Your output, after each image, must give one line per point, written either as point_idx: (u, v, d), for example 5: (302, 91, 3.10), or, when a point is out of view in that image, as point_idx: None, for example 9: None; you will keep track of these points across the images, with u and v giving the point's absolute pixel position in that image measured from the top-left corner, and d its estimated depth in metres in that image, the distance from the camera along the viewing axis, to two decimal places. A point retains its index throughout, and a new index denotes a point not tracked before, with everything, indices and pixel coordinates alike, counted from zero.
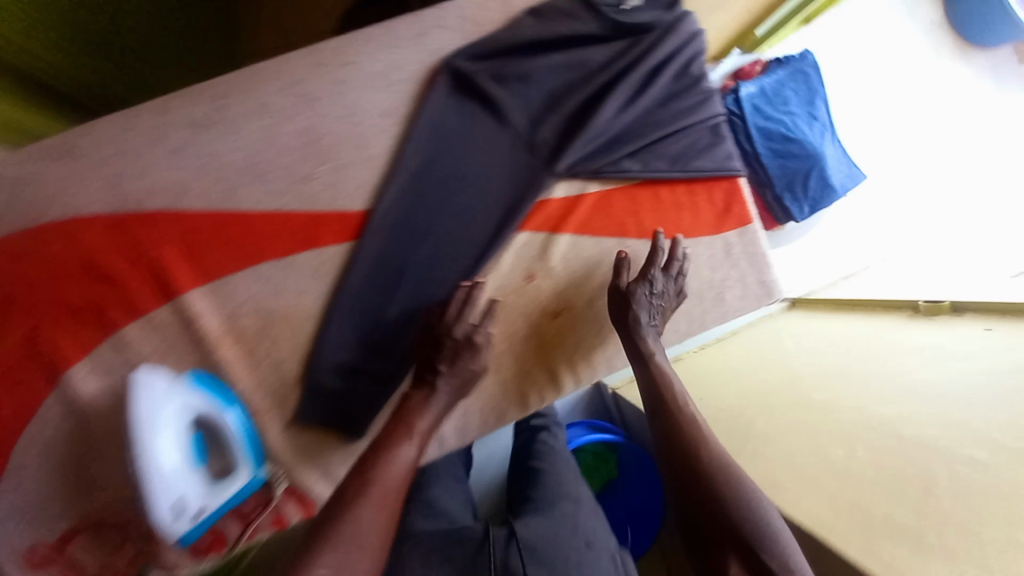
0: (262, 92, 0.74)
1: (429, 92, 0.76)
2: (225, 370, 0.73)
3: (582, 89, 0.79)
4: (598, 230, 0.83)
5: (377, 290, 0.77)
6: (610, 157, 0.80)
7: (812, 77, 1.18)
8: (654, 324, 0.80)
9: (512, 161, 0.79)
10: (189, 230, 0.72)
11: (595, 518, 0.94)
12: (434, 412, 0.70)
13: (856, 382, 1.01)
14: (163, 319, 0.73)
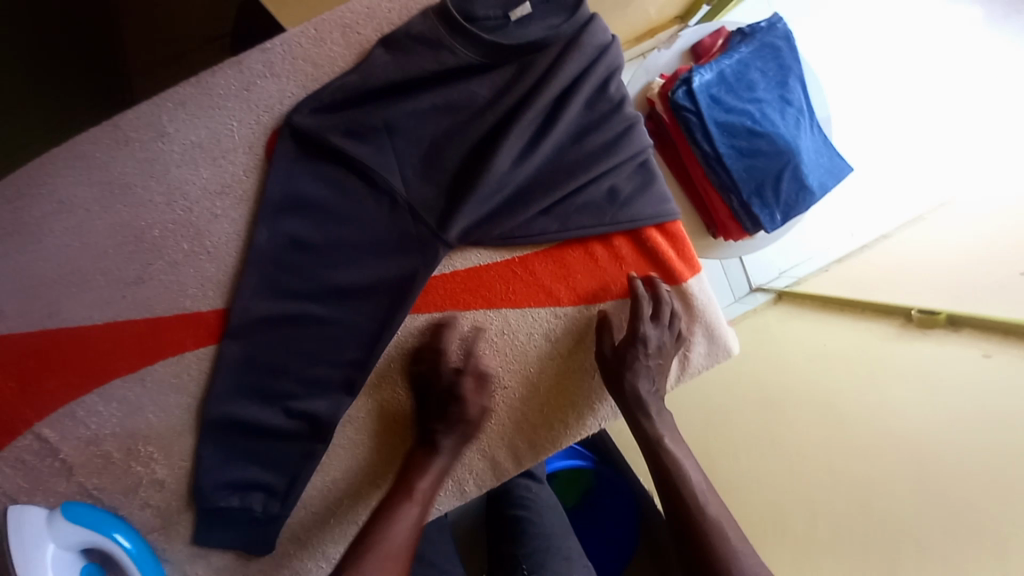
0: (62, 185, 0.61)
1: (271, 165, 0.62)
2: (104, 495, 0.68)
3: (467, 138, 0.63)
4: (514, 299, 0.70)
5: (241, 404, 0.65)
6: (514, 217, 0.65)
7: (783, 51, 0.99)
8: (655, 386, 0.68)
9: (391, 233, 0.63)
10: (19, 357, 0.64)
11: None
12: (416, 520, 0.59)
13: (831, 422, 0.89)
14: (21, 448, 0.67)
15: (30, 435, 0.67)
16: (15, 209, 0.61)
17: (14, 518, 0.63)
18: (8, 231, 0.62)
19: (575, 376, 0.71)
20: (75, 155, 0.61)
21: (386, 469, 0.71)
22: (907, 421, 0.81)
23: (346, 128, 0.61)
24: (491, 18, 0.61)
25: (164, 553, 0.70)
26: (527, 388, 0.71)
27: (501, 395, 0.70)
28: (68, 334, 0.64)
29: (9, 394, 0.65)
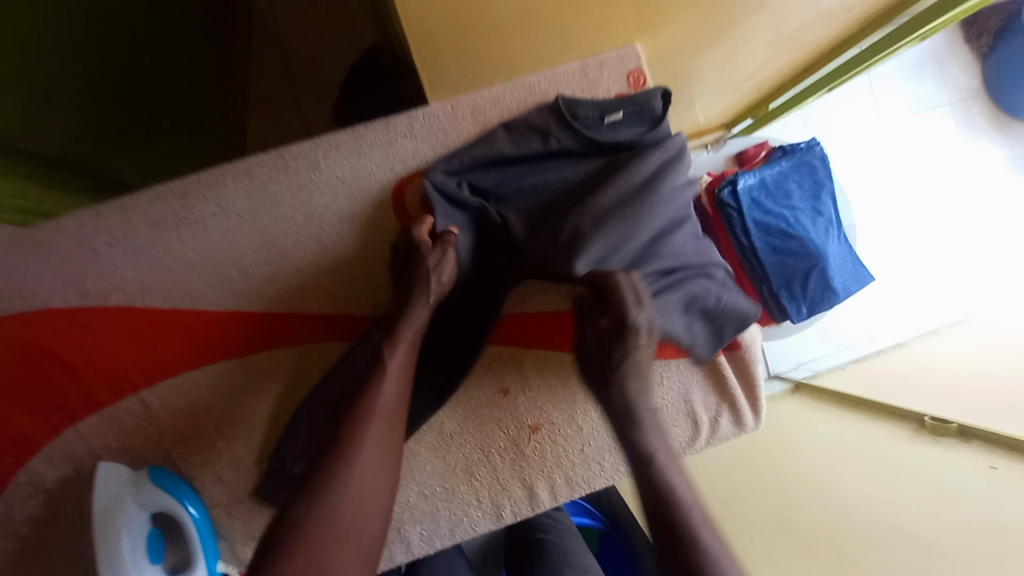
0: (225, 194, 0.75)
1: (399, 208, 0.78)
2: (184, 465, 0.76)
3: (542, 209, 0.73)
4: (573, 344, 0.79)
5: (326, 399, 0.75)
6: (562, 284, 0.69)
7: (818, 170, 1.14)
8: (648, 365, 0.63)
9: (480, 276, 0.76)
10: (151, 329, 0.75)
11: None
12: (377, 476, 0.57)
13: (846, 509, 0.94)
14: (120, 409, 0.76)
15: (134, 398, 0.75)
16: (183, 208, 0.75)
17: (104, 475, 0.69)
18: (172, 224, 0.75)
19: (616, 422, 0.79)
20: (241, 172, 0.75)
21: (434, 481, 0.78)
22: (918, 519, 0.86)
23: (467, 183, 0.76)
24: (592, 120, 0.76)
25: (221, 528, 0.76)
26: (572, 426, 0.79)
27: (548, 429, 0.78)
28: (196, 315, 0.75)
29: (128, 359, 0.75)
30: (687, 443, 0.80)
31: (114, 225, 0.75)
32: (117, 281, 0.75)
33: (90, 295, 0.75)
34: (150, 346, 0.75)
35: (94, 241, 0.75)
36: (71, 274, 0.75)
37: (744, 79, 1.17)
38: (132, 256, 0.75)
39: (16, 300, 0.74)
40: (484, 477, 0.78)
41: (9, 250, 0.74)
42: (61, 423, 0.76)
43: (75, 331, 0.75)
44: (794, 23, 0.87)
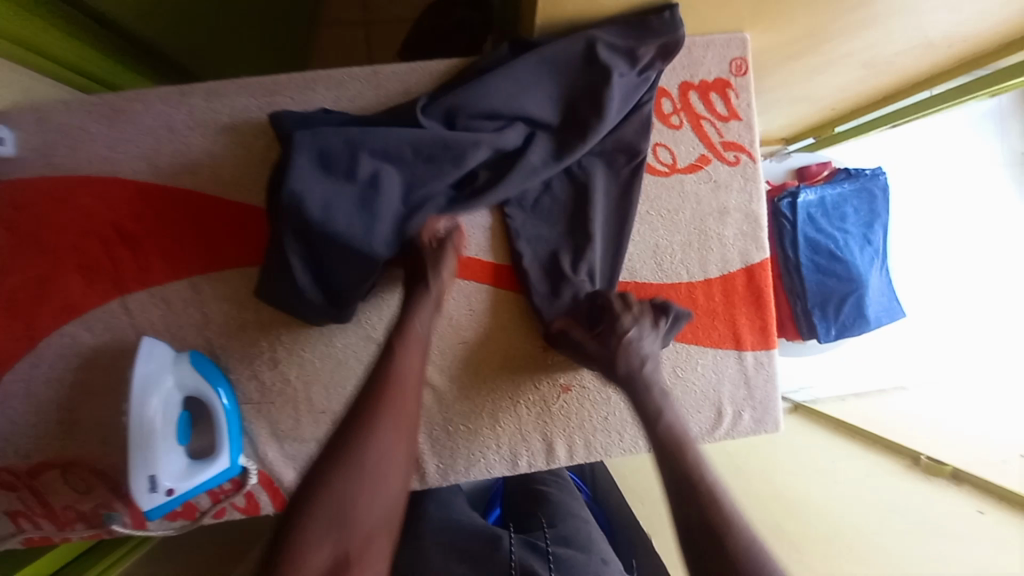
0: (311, 98, 0.74)
1: (471, 87, 0.68)
2: (222, 356, 0.76)
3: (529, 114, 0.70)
4: None
5: (327, 261, 0.69)
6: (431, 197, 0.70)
7: (878, 199, 1.13)
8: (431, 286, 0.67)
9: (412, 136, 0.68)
10: (214, 215, 0.74)
11: (604, 542, 0.86)
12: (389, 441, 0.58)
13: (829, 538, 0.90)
14: (159, 292, 0.75)
15: (186, 283, 0.75)
16: (267, 104, 0.74)
17: (147, 348, 0.69)
18: (253, 118, 0.74)
19: None
20: (330, 80, 0.74)
21: (459, 421, 0.80)
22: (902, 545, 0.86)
23: (505, 82, 0.68)
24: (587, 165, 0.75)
25: (248, 425, 0.77)
26: (601, 394, 0.81)
27: (578, 391, 0.80)
28: (260, 214, 0.75)
29: (186, 245, 0.75)
30: (707, 431, 0.82)
31: (193, 105, 0.74)
32: (185, 163, 0.74)
33: (159, 170, 0.74)
34: (210, 235, 0.75)
35: (172, 118, 0.74)
36: (142, 146, 0.74)
37: (823, 98, 1.13)
38: (204, 141, 0.74)
39: (73, 161, 0.73)
40: (509, 426, 0.80)
41: (91, 112, 0.73)
42: (109, 295, 0.75)
43: (138, 202, 0.74)
44: (893, 46, 0.85)
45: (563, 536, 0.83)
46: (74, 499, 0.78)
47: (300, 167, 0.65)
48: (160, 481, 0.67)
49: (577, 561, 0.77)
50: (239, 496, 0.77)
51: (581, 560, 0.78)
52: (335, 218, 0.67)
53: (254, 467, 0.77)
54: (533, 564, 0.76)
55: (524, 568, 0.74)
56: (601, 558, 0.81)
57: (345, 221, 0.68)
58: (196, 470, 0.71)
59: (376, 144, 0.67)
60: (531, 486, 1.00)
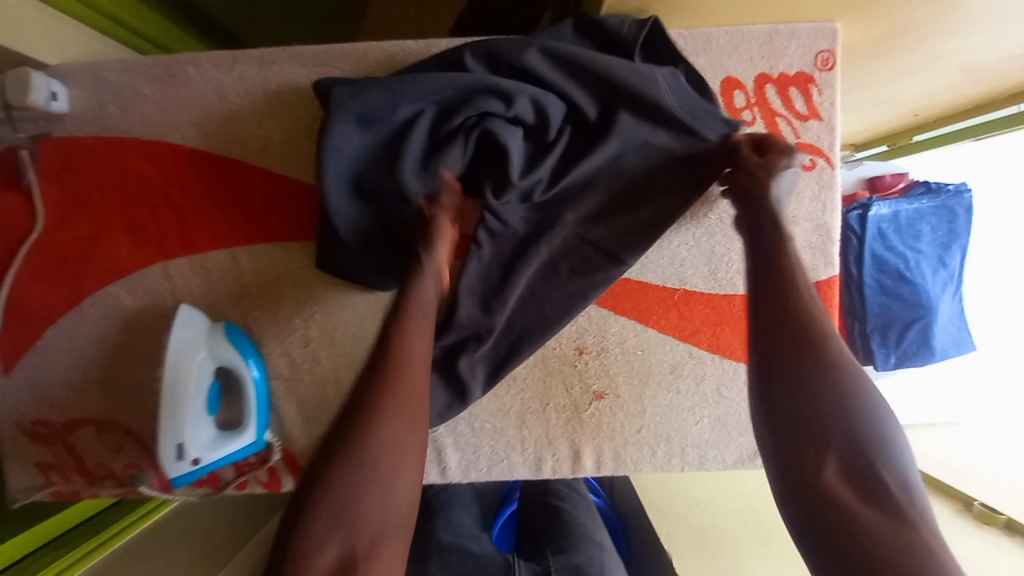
0: (359, 67, 0.71)
1: (527, 56, 0.64)
2: (256, 329, 0.75)
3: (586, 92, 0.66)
4: (623, 309, 0.75)
5: (354, 227, 0.66)
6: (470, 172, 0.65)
7: (960, 219, 1.02)
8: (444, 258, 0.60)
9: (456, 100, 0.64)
10: (257, 186, 0.73)
11: (616, 572, 0.84)
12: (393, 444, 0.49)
13: None
14: (198, 260, 0.74)
15: (225, 253, 0.74)
16: (316, 73, 0.72)
17: (183, 316, 0.69)
18: (301, 87, 0.72)
19: (681, 415, 0.76)
20: (381, 52, 0.71)
21: (485, 418, 0.77)
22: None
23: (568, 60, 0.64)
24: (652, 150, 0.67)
25: (276, 402, 0.76)
26: (636, 405, 0.76)
27: (613, 400, 0.76)
28: (300, 186, 0.73)
29: (227, 213, 0.73)
30: (747, 456, 0.76)
31: (244, 72, 0.72)
32: (232, 131, 0.73)
33: (206, 137, 0.73)
34: (251, 206, 0.73)
35: (222, 83, 0.72)
36: (191, 112, 0.73)
37: (907, 102, 1.03)
38: (251, 109, 0.72)
39: (124, 122, 0.73)
40: (537, 429, 0.77)
41: (143, 73, 0.73)
42: (149, 259, 0.75)
43: (182, 167, 0.73)
44: (1007, 47, 0.76)
45: (572, 565, 0.81)
46: (107, 456, 0.79)
47: (335, 118, 0.62)
48: (187, 450, 0.67)
49: None
50: (261, 471, 0.78)
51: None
52: (366, 172, 0.64)
53: (278, 443, 0.77)
54: None
55: None
56: None
57: (376, 176, 0.64)
58: (222, 441, 0.71)
59: (416, 99, 0.63)
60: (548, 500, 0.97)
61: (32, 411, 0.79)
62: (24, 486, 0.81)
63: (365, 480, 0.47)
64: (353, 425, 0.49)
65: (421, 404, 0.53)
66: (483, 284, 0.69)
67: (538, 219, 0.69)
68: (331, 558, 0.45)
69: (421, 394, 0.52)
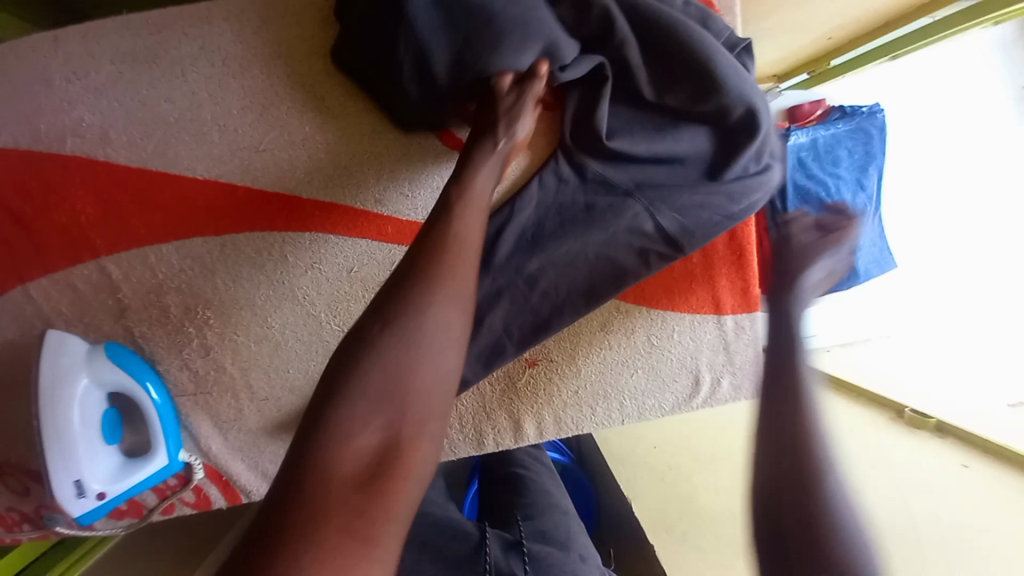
0: (213, 34, 0.63)
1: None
2: (146, 344, 0.68)
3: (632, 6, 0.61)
4: None
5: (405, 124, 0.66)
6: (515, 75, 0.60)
7: (874, 139, 1.04)
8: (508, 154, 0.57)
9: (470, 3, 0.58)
10: (113, 185, 0.64)
11: (581, 535, 0.84)
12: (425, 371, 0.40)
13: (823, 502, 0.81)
14: (61, 276, 0.66)
15: (91, 265, 0.65)
16: (163, 46, 0.63)
17: (54, 341, 0.60)
18: (148, 63, 0.63)
19: (615, 370, 0.75)
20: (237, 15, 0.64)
21: None
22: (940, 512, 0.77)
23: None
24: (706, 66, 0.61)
25: (187, 418, 0.71)
26: (570, 366, 0.75)
27: (545, 366, 0.75)
28: (166, 179, 0.65)
29: (85, 219, 0.64)
30: (684, 400, 0.77)
31: (77, 53, 0.63)
32: (70, 124, 0.63)
33: (38, 133, 0.62)
34: (112, 208, 0.64)
35: (52, 70, 0.62)
36: (17, 106, 0.62)
37: (814, 27, 1.02)
38: (89, 95, 0.63)
39: None
40: (473, 404, 0.75)
41: None
42: (4, 282, 0.66)
43: (14, 172, 0.62)
44: None
45: (538, 530, 0.79)
46: (12, 499, 0.73)
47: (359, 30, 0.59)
48: (87, 485, 0.61)
49: (556, 561, 0.73)
50: (187, 491, 0.74)
51: (558, 557, 0.74)
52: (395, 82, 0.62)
53: (198, 460, 0.72)
54: (507, 563, 0.71)
55: (499, 567, 0.71)
56: (579, 554, 0.77)
57: (404, 85, 0.61)
58: (130, 469, 0.65)
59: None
60: (512, 472, 0.96)
61: None
62: None
63: (415, 350, 0.40)
64: (394, 297, 0.42)
65: (470, 279, 0.45)
66: (541, 232, 0.69)
67: (609, 180, 0.67)
68: (373, 441, 0.37)
69: (470, 269, 0.45)
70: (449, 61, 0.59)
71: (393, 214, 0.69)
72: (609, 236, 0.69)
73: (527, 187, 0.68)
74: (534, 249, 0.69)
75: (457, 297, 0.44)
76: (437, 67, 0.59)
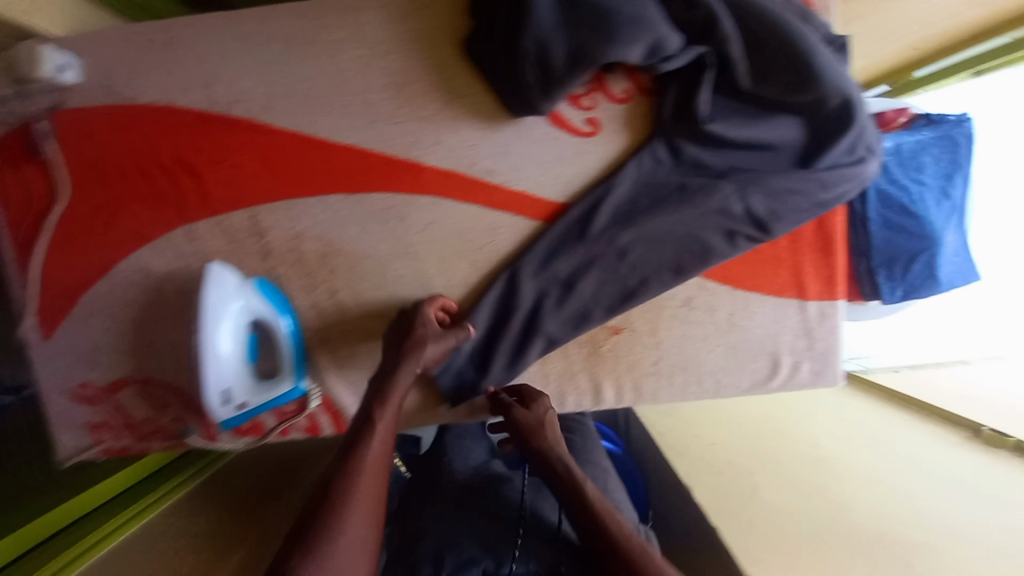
0: (360, 17, 0.72)
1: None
2: (284, 283, 0.78)
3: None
4: None
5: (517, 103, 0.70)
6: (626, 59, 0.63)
7: (963, 147, 1.02)
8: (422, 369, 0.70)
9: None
10: (270, 145, 0.74)
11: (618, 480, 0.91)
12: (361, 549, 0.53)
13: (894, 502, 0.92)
14: (220, 221, 0.77)
15: (246, 212, 0.77)
16: (317, 26, 0.72)
17: (217, 272, 0.71)
18: (303, 41, 0.72)
19: (695, 345, 0.79)
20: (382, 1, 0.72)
21: None
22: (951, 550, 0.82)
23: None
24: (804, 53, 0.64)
25: (310, 353, 0.81)
26: (652, 337, 0.80)
27: (628, 334, 0.79)
28: (312, 142, 0.74)
29: (245, 172, 0.76)
30: (761, 380, 0.80)
31: (246, 29, 0.73)
32: (240, 92, 0.74)
33: (213, 98, 0.74)
34: (267, 164, 0.75)
35: (227, 44, 0.73)
36: (198, 74, 0.74)
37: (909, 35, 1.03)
38: (256, 67, 0.73)
39: (132, 89, 0.74)
40: (557, 365, 0.81)
41: (148, 39, 0.74)
42: (174, 223, 0.77)
43: (194, 130, 0.75)
44: None
45: None
46: (153, 412, 0.85)
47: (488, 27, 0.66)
48: (233, 396, 0.71)
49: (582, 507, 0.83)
50: (303, 418, 0.83)
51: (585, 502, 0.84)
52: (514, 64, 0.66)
53: (316, 390, 0.81)
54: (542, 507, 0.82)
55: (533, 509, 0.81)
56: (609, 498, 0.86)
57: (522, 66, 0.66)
58: (264, 388, 0.76)
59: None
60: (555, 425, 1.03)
61: (76, 376, 0.84)
62: (75, 447, 0.87)
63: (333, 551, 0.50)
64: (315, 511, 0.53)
65: (380, 477, 0.59)
66: (634, 209, 0.74)
67: (703, 161, 0.72)
68: None
69: (381, 468, 0.59)
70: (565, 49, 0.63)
71: (502, 183, 0.76)
72: (702, 211, 0.73)
73: (625, 166, 0.73)
74: (626, 224, 0.74)
75: (376, 464, 0.58)
76: (555, 58, 0.63)
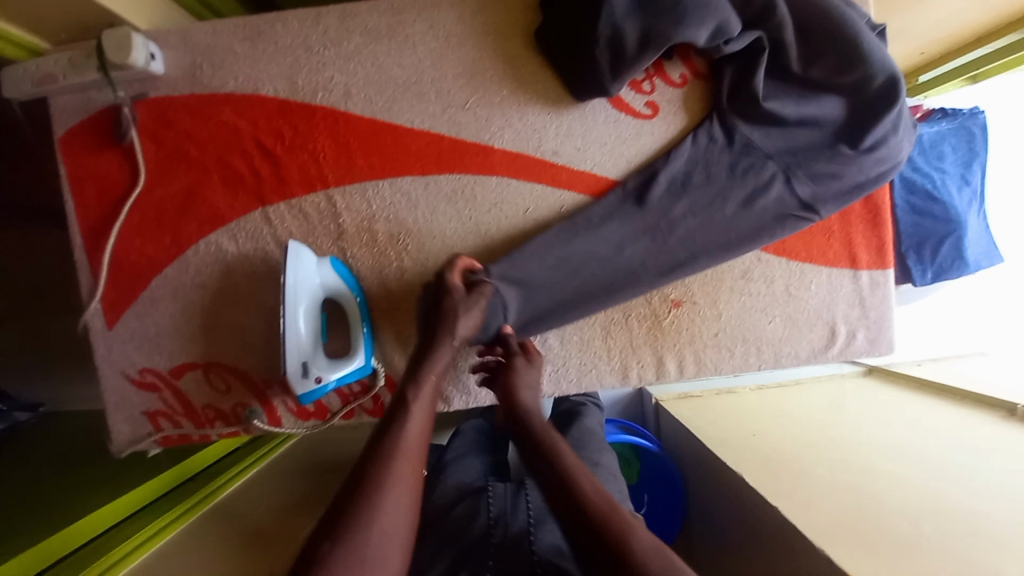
0: (437, 13, 0.77)
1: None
2: (354, 263, 0.80)
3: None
4: None
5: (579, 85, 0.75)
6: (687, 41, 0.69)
7: (977, 137, 1.10)
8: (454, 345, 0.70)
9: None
10: (348, 130, 0.78)
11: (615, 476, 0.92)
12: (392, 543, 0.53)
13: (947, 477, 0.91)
14: (294, 203, 0.80)
15: (322, 195, 0.80)
16: (397, 21, 0.77)
17: (296, 248, 0.72)
18: (383, 35, 0.77)
19: (755, 315, 0.82)
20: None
21: (573, 331, 0.83)
22: (975, 504, 0.84)
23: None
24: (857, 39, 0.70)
25: (377, 333, 0.82)
26: (712, 309, 0.82)
27: (689, 307, 0.82)
28: (388, 127, 0.78)
29: (322, 157, 0.79)
30: (819, 350, 0.82)
31: (329, 24, 0.78)
32: (321, 82, 0.78)
33: (296, 87, 0.78)
34: (343, 149, 0.79)
35: (311, 38, 0.78)
36: (282, 65, 0.78)
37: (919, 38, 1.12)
38: (337, 59, 0.78)
39: (217, 78, 0.78)
40: (620, 341, 0.83)
41: (235, 33, 0.78)
42: (248, 206, 0.80)
43: (274, 117, 0.78)
44: None
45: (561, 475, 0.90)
46: (214, 398, 0.84)
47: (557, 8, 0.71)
48: (310, 369, 0.73)
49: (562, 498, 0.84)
50: (368, 399, 0.83)
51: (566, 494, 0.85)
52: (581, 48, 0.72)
53: (383, 370, 0.82)
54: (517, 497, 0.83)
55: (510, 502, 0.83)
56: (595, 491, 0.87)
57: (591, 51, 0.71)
58: (336, 364, 0.77)
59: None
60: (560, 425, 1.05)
61: (136, 362, 0.83)
62: (129, 438, 0.85)
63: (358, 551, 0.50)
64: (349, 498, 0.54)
65: (415, 471, 0.58)
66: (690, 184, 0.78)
67: (755, 140, 0.77)
68: None
69: (413, 467, 0.58)
70: (635, 31, 0.69)
71: (567, 164, 0.80)
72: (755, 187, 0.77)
73: (681, 143, 0.78)
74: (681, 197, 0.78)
75: (409, 454, 0.59)
76: (628, 41, 0.69)
